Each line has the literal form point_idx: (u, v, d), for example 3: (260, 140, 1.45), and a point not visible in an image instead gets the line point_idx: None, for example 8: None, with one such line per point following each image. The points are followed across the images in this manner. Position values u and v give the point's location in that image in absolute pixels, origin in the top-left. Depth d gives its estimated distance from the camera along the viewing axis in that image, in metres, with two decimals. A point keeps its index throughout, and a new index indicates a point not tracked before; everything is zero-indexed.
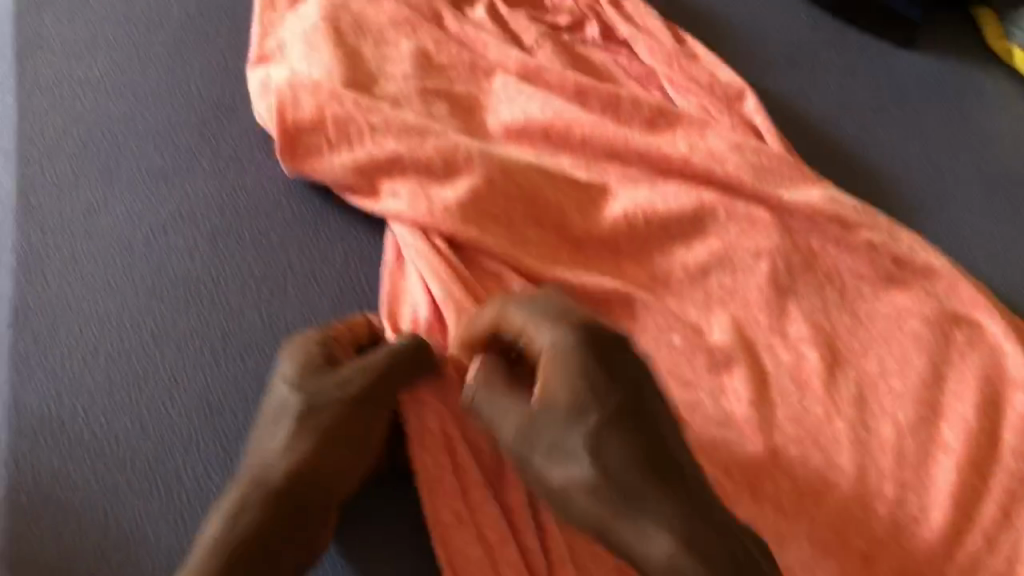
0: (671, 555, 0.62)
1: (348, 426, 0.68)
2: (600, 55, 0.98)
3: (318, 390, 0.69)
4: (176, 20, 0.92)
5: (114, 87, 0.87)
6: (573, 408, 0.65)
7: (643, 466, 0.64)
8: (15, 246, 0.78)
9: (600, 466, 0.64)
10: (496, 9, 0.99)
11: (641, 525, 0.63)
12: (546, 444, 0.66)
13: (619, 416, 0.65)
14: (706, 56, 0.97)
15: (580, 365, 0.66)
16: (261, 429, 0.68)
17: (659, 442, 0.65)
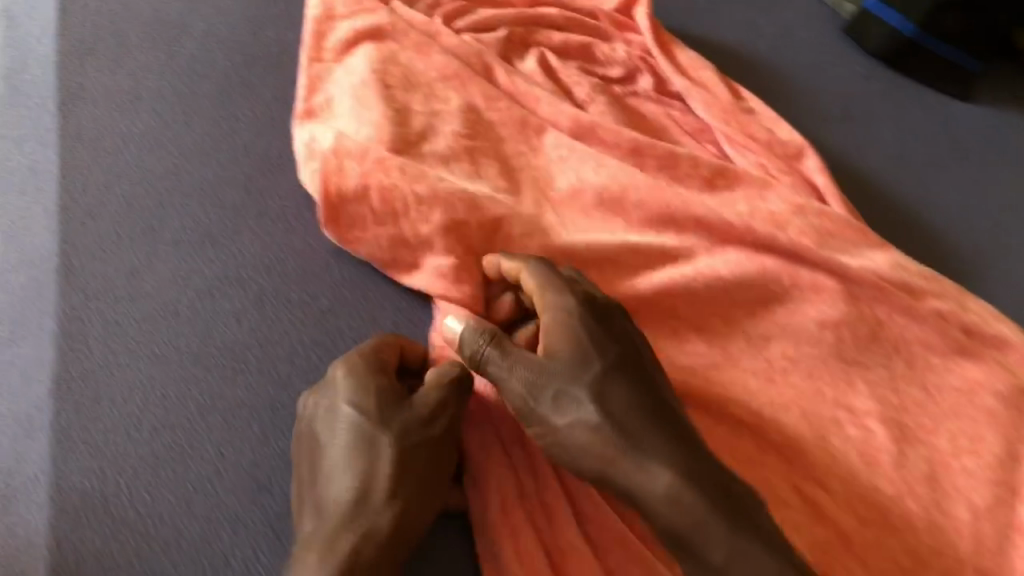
0: (672, 488, 0.62)
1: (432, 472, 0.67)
2: (655, 110, 0.95)
3: (409, 432, 0.67)
4: (218, 68, 0.89)
5: (156, 141, 0.84)
6: (580, 352, 0.66)
7: (646, 411, 0.65)
8: (56, 310, 0.75)
9: (605, 406, 0.65)
10: (546, 60, 0.96)
11: (645, 463, 0.63)
12: (552, 387, 0.66)
13: (618, 365, 0.67)
14: (764, 111, 0.95)
15: (584, 319, 0.68)
16: (346, 466, 0.65)
17: (657, 399, 0.66)
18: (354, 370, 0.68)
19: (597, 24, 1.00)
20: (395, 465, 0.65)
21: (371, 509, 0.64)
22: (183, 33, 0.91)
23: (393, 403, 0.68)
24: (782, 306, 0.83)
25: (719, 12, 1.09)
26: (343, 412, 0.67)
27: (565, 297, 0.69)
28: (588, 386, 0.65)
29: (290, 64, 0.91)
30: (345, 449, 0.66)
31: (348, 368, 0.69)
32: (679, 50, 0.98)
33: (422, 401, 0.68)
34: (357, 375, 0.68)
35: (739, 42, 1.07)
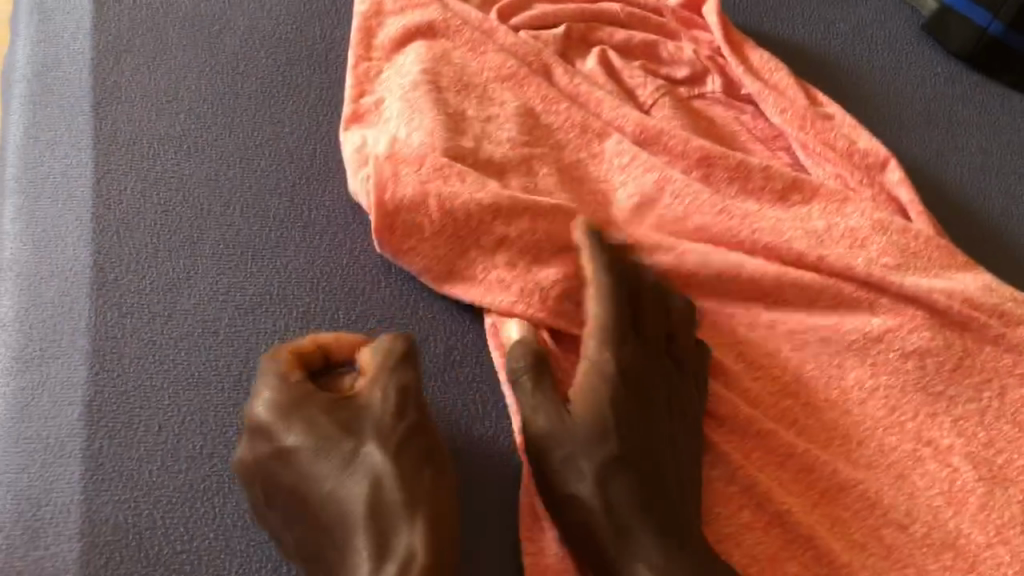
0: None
1: (431, 461, 0.62)
2: (726, 115, 0.89)
3: (374, 425, 0.62)
4: (262, 66, 0.85)
5: (195, 144, 0.80)
6: (596, 426, 0.63)
7: (648, 500, 0.61)
8: (89, 325, 0.70)
9: (603, 488, 0.61)
10: (609, 59, 0.90)
11: (630, 558, 0.60)
12: (562, 451, 0.62)
13: (637, 455, 0.62)
14: (841, 116, 0.89)
15: (618, 394, 0.64)
16: (326, 483, 0.61)
17: (663, 491, 0.62)
18: (282, 388, 0.64)
19: (663, 21, 0.93)
20: (389, 466, 0.61)
21: (392, 517, 0.59)
22: (224, 29, 0.87)
23: (345, 411, 0.63)
24: (862, 338, 0.75)
25: (791, 6, 1.02)
26: (300, 434, 0.62)
27: (606, 354, 0.66)
28: (593, 464, 0.61)
29: (338, 65, 0.87)
30: (325, 470, 0.61)
31: (275, 386, 0.64)
32: (751, 50, 0.92)
33: (373, 399, 0.64)
34: (293, 392, 0.64)
35: (811, 40, 1.00)
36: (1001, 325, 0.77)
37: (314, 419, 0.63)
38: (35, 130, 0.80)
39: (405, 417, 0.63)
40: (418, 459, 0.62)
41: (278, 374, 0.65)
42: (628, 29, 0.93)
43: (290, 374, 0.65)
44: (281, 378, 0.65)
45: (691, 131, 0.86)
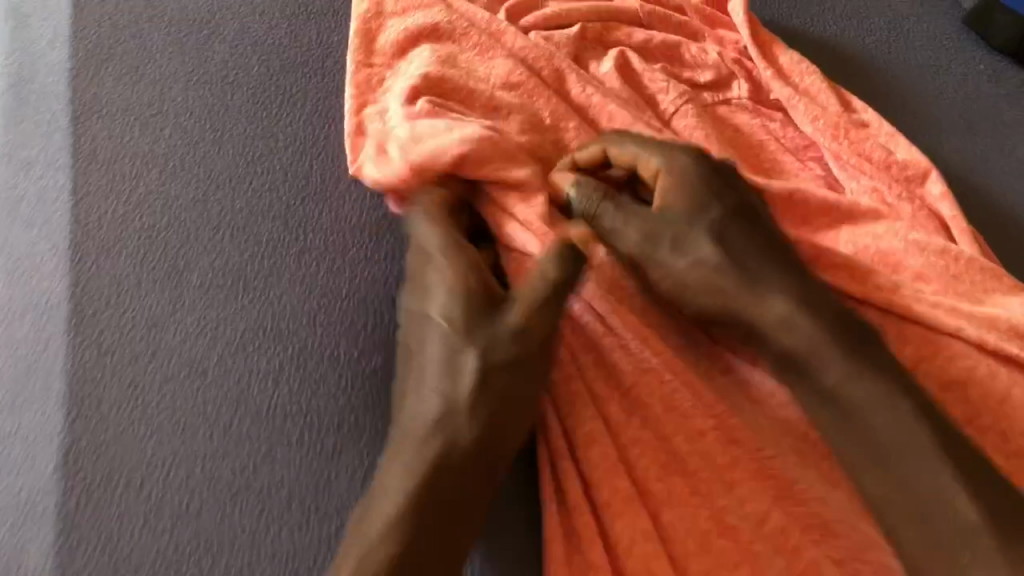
0: (791, 315, 0.59)
1: (523, 389, 0.58)
2: (752, 123, 0.83)
3: (495, 338, 0.58)
4: (253, 74, 0.79)
5: (182, 162, 0.74)
6: (694, 203, 0.64)
7: (762, 249, 0.62)
8: (66, 369, 0.65)
9: (718, 242, 0.62)
10: (625, 65, 0.83)
11: (762, 291, 0.60)
12: (672, 231, 0.63)
13: (738, 214, 0.64)
14: (879, 124, 0.82)
15: (700, 174, 0.65)
16: (433, 372, 0.58)
17: (774, 241, 0.63)
18: (451, 271, 0.61)
19: (686, 20, 0.87)
20: (480, 381, 0.57)
21: (453, 426, 0.56)
22: (213, 34, 0.81)
23: (486, 306, 0.60)
24: None
25: (821, 2, 0.96)
26: (442, 310, 0.60)
27: (669, 153, 0.66)
28: (704, 228, 0.63)
29: (337, 71, 0.80)
30: (436, 363, 0.58)
31: (446, 268, 0.62)
32: (780, 52, 0.85)
33: (511, 310, 0.60)
34: (456, 274, 0.61)
35: (844, 38, 0.93)
36: None
37: (464, 303, 0.60)
38: (8, 147, 0.74)
39: (521, 343, 0.58)
40: (507, 388, 0.57)
41: (448, 254, 0.62)
42: (649, 28, 0.86)
43: (461, 256, 0.62)
44: (455, 254, 0.62)
45: (713, 142, 0.79)
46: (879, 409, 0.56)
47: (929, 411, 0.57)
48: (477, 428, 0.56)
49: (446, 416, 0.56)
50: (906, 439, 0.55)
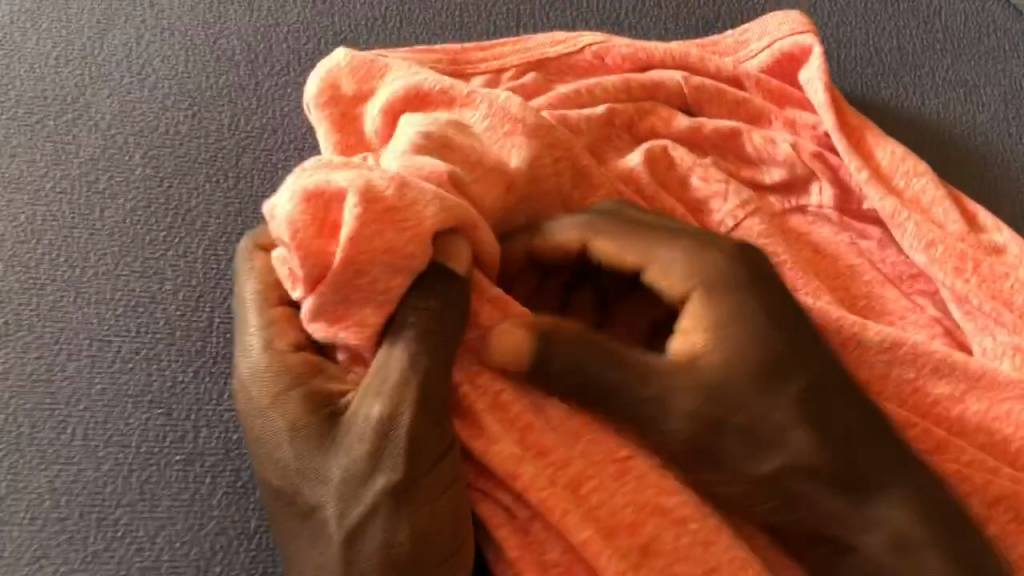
0: (914, 536, 0.42)
1: (415, 541, 0.40)
2: (835, 242, 0.59)
3: (346, 479, 0.40)
4: (132, 179, 0.56)
5: (14, 318, 0.50)
6: (765, 365, 0.44)
7: (864, 429, 0.44)
8: None
9: (817, 439, 0.43)
10: (664, 157, 0.60)
11: (874, 512, 0.43)
12: (745, 415, 0.43)
13: (823, 384, 0.44)
14: (1019, 249, 0.58)
15: (758, 315, 0.45)
16: (305, 540, 0.42)
17: (864, 422, 0.45)
18: (271, 400, 0.43)
19: (746, 96, 0.63)
20: (347, 544, 0.40)
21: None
22: (81, 118, 0.58)
23: (328, 426, 0.42)
24: None
25: (918, 63, 0.71)
26: (277, 463, 0.42)
27: (697, 254, 0.46)
28: (790, 404, 0.43)
29: (258, 172, 0.57)
30: (301, 529, 0.42)
31: (264, 394, 0.43)
32: (873, 142, 0.62)
33: (363, 416, 0.41)
34: (278, 403, 0.42)
35: (949, 111, 0.69)
36: None
37: (297, 441, 0.42)
38: None
39: (387, 463, 0.40)
40: (388, 545, 0.39)
41: (265, 364, 0.43)
42: (695, 115, 0.63)
43: (281, 363, 0.43)
44: (273, 361, 0.43)
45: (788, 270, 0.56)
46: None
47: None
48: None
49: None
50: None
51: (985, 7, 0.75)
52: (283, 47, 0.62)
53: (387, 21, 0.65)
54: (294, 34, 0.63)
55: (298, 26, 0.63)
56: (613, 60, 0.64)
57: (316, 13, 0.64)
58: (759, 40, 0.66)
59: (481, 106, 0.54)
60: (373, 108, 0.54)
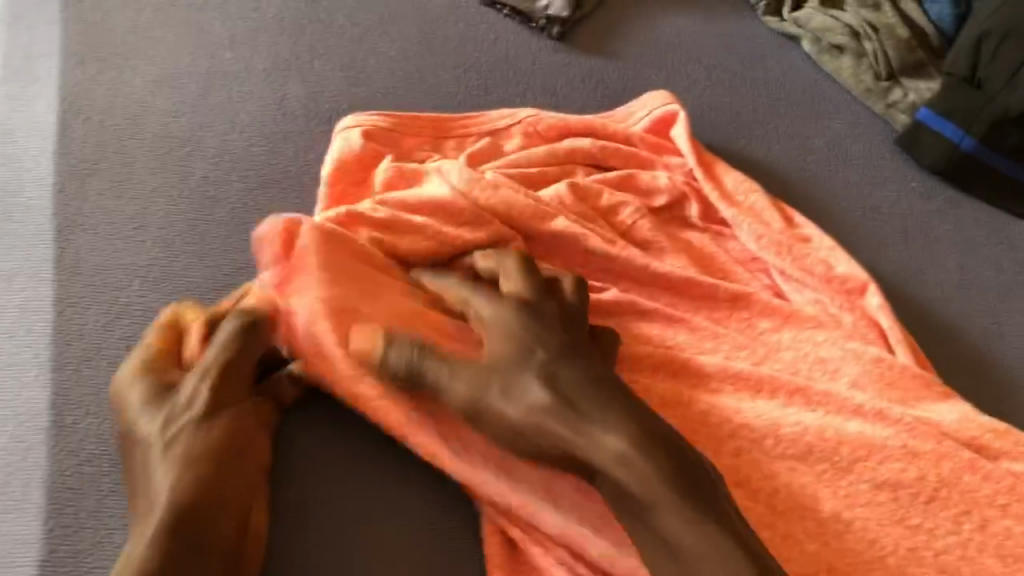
0: (622, 447, 0.62)
1: (218, 445, 0.63)
2: (702, 239, 0.88)
3: (175, 410, 0.64)
4: (233, 190, 0.82)
5: (160, 274, 0.76)
6: (520, 348, 0.67)
7: (595, 385, 0.65)
8: (44, 478, 0.66)
9: (558, 396, 0.64)
10: (578, 187, 0.87)
11: (591, 431, 0.63)
12: (501, 379, 0.66)
13: (562, 356, 0.66)
14: (820, 238, 0.87)
15: (520, 323, 0.68)
16: (138, 453, 0.63)
17: (597, 375, 0.66)
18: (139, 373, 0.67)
19: (635, 151, 0.92)
20: (169, 440, 0.62)
21: (168, 476, 0.61)
22: (194, 151, 0.84)
23: (165, 391, 0.66)
24: (832, 467, 0.75)
25: (767, 122, 1.02)
26: (132, 408, 0.65)
27: (498, 300, 0.71)
28: (532, 370, 0.65)
29: (314, 188, 0.84)
30: (137, 446, 0.64)
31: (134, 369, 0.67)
32: (722, 172, 0.91)
33: (186, 386, 0.65)
34: (137, 379, 0.67)
35: (787, 156, 0.99)
36: (971, 468, 0.75)
37: (145, 396, 0.65)
38: None
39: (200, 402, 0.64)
40: (200, 436, 0.63)
41: (135, 361, 0.68)
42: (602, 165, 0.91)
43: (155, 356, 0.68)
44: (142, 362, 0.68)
45: (668, 253, 0.86)
46: (708, 528, 0.59)
47: (751, 548, 0.59)
48: (187, 476, 0.60)
49: (157, 486, 0.61)
50: (719, 550, 0.59)
51: (818, 85, 1.06)
52: (326, 105, 0.90)
53: (396, 91, 0.93)
54: (334, 98, 0.90)
55: (337, 95, 0.91)
56: (542, 126, 0.92)
57: (349, 84, 0.92)
58: (642, 111, 0.95)
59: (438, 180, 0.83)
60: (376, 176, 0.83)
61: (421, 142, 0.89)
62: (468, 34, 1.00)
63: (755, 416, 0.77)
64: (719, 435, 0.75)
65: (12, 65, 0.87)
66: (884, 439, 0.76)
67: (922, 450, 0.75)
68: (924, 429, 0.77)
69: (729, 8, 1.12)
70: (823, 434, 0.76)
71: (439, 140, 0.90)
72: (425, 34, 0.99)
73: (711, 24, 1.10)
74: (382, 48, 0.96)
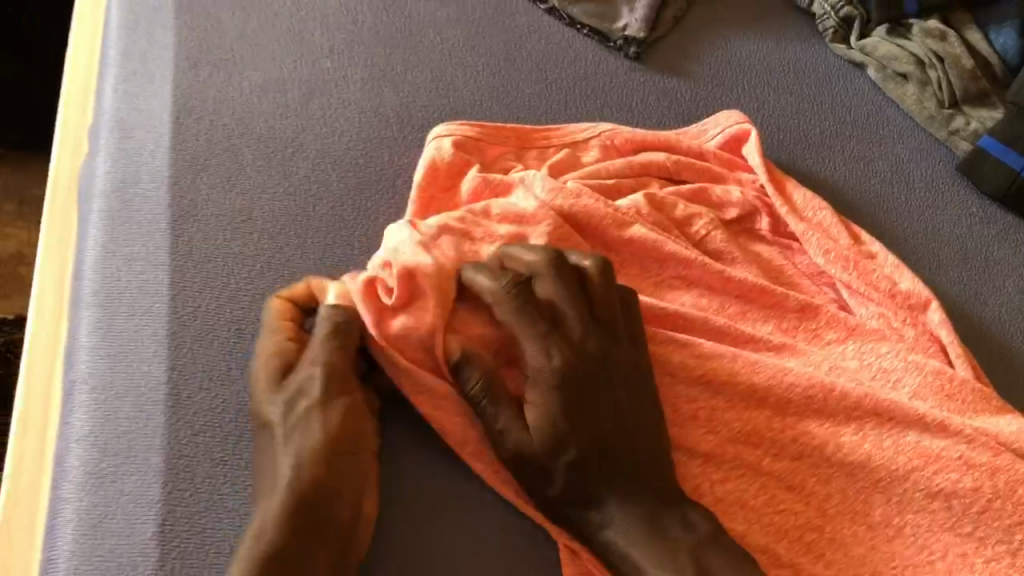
0: (627, 543, 0.69)
1: (335, 426, 0.70)
2: (772, 251, 0.93)
3: (295, 403, 0.71)
4: (333, 190, 0.88)
5: (268, 264, 0.82)
6: (551, 440, 0.71)
7: (621, 487, 0.71)
8: (163, 446, 0.72)
9: (574, 480, 0.71)
10: (655, 198, 0.92)
11: (604, 524, 0.70)
12: (531, 462, 0.71)
13: (591, 453, 0.71)
14: (885, 256, 0.92)
15: (557, 407, 0.72)
16: (262, 442, 0.70)
17: (628, 475, 0.72)
18: (263, 361, 0.74)
19: (708, 165, 0.97)
20: (290, 437, 0.69)
21: (284, 475, 0.66)
22: (297, 151, 0.90)
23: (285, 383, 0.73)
24: (886, 476, 0.77)
25: (832, 144, 1.06)
26: (259, 398, 0.72)
27: (541, 346, 0.74)
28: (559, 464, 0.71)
29: (406, 191, 0.90)
30: (262, 435, 0.70)
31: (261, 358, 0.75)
32: (791, 188, 0.96)
33: (301, 377, 0.73)
34: (266, 367, 0.74)
35: (849, 177, 1.03)
36: None
37: (271, 387, 0.72)
38: (112, 243, 0.82)
39: (309, 394, 0.71)
40: (312, 431, 0.69)
41: (264, 349, 0.75)
42: (677, 179, 0.96)
43: (276, 347, 0.75)
44: (272, 351, 0.75)
45: (739, 262, 0.90)
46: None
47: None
48: (302, 471, 0.66)
49: (276, 477, 0.67)
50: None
51: (883, 113, 1.11)
52: (418, 114, 0.95)
53: (482, 101, 0.99)
54: (426, 108, 0.96)
55: (429, 105, 0.96)
56: (620, 140, 0.97)
57: (439, 95, 0.98)
58: (715, 128, 1.00)
59: (526, 188, 0.88)
60: (465, 184, 0.88)
61: (505, 151, 0.94)
62: (550, 51, 1.06)
63: (816, 424, 0.79)
64: (782, 440, 0.78)
65: (131, 68, 0.93)
66: (941, 451, 0.78)
67: (979, 462, 0.77)
68: (983, 439, 0.79)
69: (800, 35, 1.17)
70: (887, 442, 0.79)
71: (522, 149, 0.95)
72: (510, 49, 1.04)
73: (782, 50, 1.14)
74: (471, 61, 1.02)
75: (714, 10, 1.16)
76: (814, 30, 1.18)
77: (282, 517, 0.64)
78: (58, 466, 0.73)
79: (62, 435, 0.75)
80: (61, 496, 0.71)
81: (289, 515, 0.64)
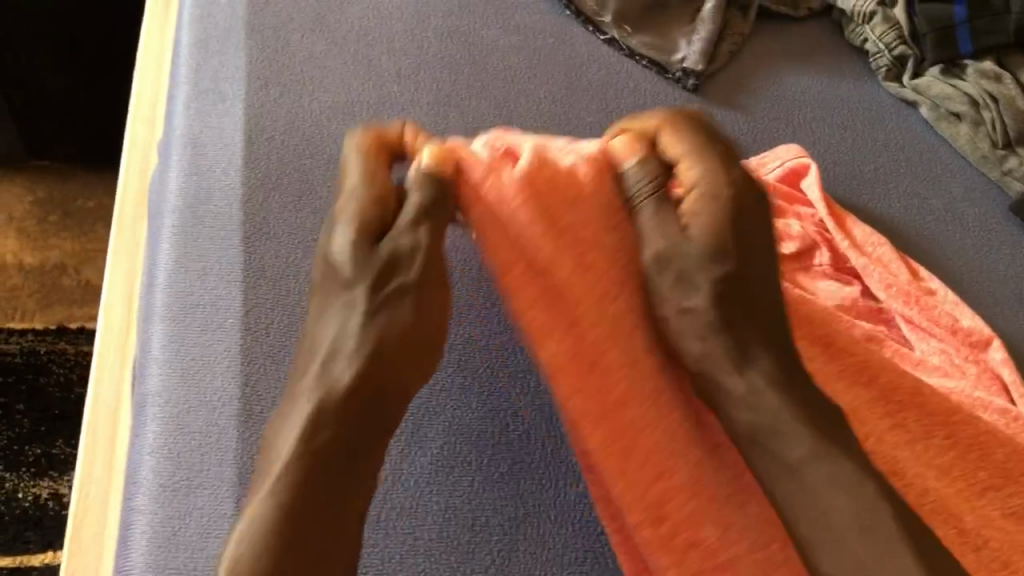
0: (761, 391, 0.68)
1: (417, 305, 0.71)
2: (833, 285, 0.91)
3: (379, 263, 0.72)
4: None
5: None
6: (714, 249, 0.73)
7: (765, 318, 0.72)
8: (236, 460, 0.73)
9: (717, 301, 0.71)
10: None
11: (747, 354, 0.70)
12: (677, 267, 0.73)
13: (742, 280, 0.72)
14: (946, 293, 0.93)
15: (724, 223, 0.73)
16: (335, 306, 0.72)
17: (769, 307, 0.72)
18: (352, 205, 0.75)
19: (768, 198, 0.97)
20: (368, 307, 0.70)
21: (352, 357, 0.68)
22: None
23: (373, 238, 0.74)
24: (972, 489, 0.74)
25: (886, 180, 1.07)
26: (340, 246, 0.74)
27: (719, 173, 0.75)
28: (710, 276, 0.72)
29: None
30: (337, 296, 0.72)
31: (349, 201, 0.75)
32: (850, 223, 0.98)
33: (396, 235, 0.73)
34: (358, 213, 0.74)
35: (904, 215, 1.04)
36: None
37: (357, 241, 0.73)
38: (183, 259, 0.83)
39: (398, 261, 0.72)
40: (395, 308, 0.70)
41: (354, 195, 0.75)
42: None
43: (369, 197, 0.75)
44: (365, 192, 0.75)
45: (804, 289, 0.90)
46: (837, 493, 0.64)
47: (880, 515, 0.63)
48: (371, 359, 0.68)
49: (342, 351, 0.69)
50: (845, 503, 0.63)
51: (935, 151, 1.12)
52: None
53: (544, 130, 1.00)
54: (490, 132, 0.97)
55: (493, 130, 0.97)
56: None
57: (503, 120, 0.99)
58: (775, 161, 1.00)
59: None
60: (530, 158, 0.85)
61: None
62: (609, 81, 1.07)
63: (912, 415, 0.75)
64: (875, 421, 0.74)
65: (201, 86, 0.94)
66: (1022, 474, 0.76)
67: None
68: None
69: (853, 72, 1.18)
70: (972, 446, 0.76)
71: None
72: (571, 77, 1.06)
73: (836, 84, 1.15)
74: (532, 87, 1.03)
75: (768, 45, 1.18)
76: (867, 69, 1.19)
77: (346, 409, 0.66)
78: (131, 477, 0.73)
79: (134, 447, 0.75)
80: (134, 508, 0.71)
81: (352, 406, 0.66)
